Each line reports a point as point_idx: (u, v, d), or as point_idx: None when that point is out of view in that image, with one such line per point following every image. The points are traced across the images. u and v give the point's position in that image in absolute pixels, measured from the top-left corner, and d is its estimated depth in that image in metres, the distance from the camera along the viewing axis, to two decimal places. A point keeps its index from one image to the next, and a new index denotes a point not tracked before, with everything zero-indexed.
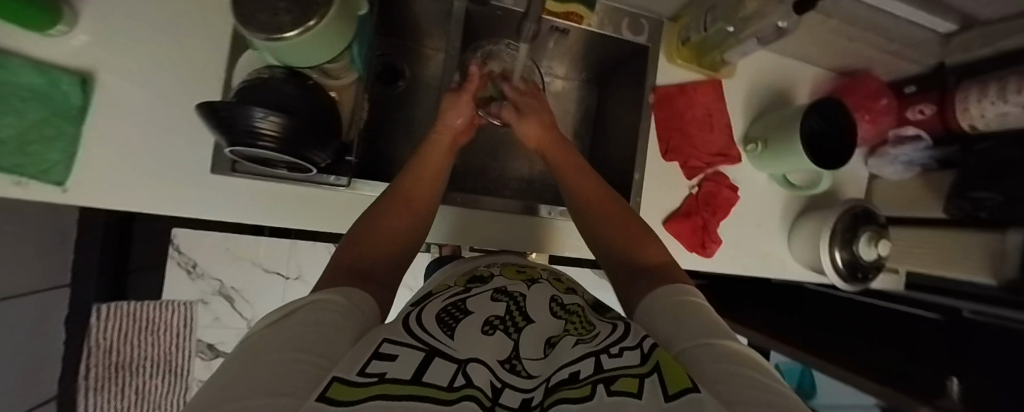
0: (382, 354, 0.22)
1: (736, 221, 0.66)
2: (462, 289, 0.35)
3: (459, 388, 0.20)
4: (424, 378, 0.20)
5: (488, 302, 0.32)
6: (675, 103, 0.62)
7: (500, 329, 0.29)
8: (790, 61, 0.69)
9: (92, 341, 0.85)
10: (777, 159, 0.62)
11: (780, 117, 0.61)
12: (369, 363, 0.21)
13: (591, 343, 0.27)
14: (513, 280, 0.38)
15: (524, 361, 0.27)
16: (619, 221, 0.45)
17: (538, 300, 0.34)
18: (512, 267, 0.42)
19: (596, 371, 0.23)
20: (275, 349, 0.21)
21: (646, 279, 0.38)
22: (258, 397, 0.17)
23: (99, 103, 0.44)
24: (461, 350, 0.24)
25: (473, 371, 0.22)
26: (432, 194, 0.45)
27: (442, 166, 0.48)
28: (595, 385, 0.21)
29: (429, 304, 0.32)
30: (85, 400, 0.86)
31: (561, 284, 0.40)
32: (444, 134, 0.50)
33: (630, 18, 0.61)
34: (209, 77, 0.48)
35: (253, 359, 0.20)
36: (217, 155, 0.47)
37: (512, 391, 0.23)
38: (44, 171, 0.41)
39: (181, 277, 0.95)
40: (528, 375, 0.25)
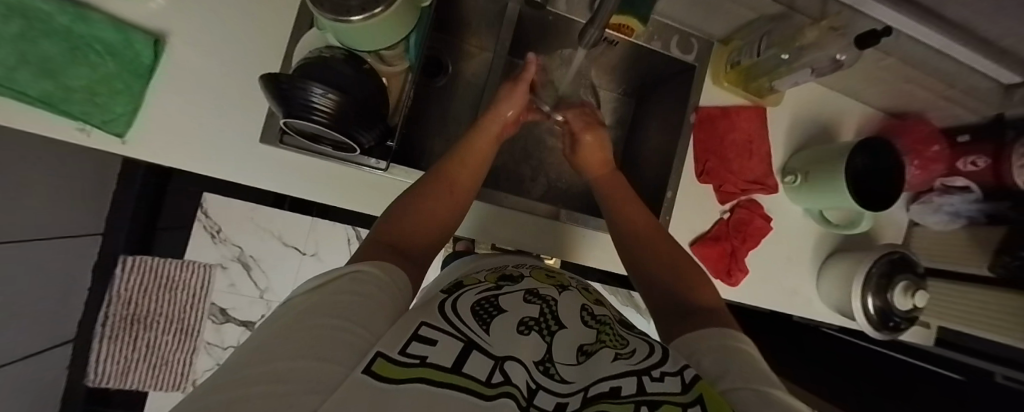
0: (422, 336, 0.22)
1: (764, 252, 0.65)
2: (494, 285, 0.34)
3: (497, 385, 0.20)
4: (465, 370, 0.20)
5: (522, 303, 0.31)
6: (717, 125, 0.62)
7: (535, 330, 0.28)
8: (839, 97, 0.67)
9: (114, 291, 0.91)
10: (817, 193, 0.60)
11: (825, 151, 0.59)
12: (410, 344, 0.20)
13: (631, 360, 0.27)
14: (543, 283, 0.36)
15: (558, 365, 0.26)
16: (672, 261, 0.44)
17: (569, 306, 0.33)
18: (542, 271, 0.40)
19: (639, 392, 0.23)
20: (318, 310, 0.21)
21: (688, 319, 0.37)
22: (305, 359, 0.17)
23: (167, 65, 0.46)
24: (496, 347, 0.24)
25: (511, 369, 0.22)
26: (472, 183, 0.45)
27: (483, 165, 0.47)
28: (638, 405, 0.21)
29: (461, 294, 0.31)
30: (103, 345, 0.92)
31: (590, 294, 0.39)
32: (494, 123, 0.50)
33: (680, 36, 0.60)
34: (269, 50, 0.50)
35: (297, 317, 0.20)
36: (268, 124, 0.49)
37: (547, 394, 0.23)
38: (106, 122, 0.43)
39: (205, 242, 0.94)
40: (563, 380, 0.25)
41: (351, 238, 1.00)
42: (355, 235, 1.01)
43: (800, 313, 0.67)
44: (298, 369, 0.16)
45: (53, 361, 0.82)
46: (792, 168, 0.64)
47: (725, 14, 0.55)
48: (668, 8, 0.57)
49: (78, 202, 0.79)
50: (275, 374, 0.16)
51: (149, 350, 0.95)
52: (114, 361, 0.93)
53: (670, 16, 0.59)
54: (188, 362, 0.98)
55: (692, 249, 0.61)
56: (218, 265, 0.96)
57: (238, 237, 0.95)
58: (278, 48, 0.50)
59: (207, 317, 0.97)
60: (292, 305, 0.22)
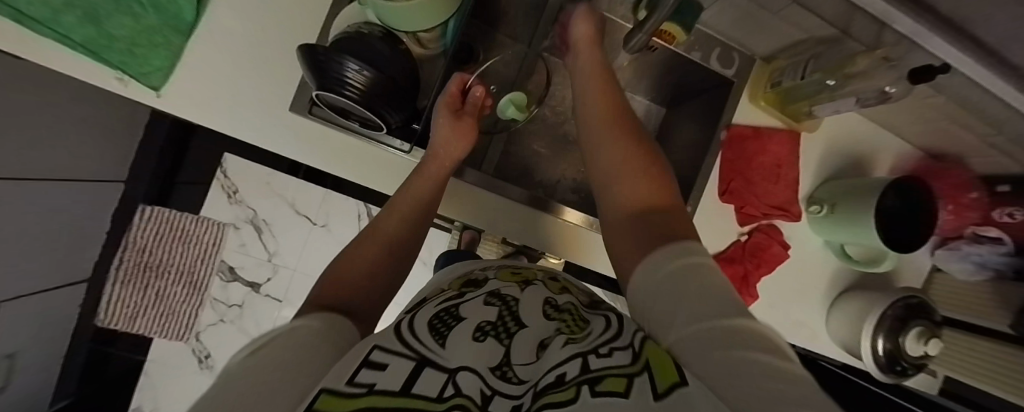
0: (373, 362, 0.21)
1: (775, 280, 0.64)
2: (455, 295, 0.35)
3: (447, 398, 0.20)
4: (414, 390, 0.20)
5: (480, 308, 0.32)
6: (747, 145, 0.60)
7: (491, 334, 0.29)
8: (878, 130, 0.65)
9: (131, 237, 0.91)
10: (841, 227, 0.59)
11: (855, 184, 0.58)
12: (359, 372, 0.20)
13: (581, 343, 0.27)
14: (507, 282, 0.37)
15: (515, 366, 0.27)
16: (635, 164, 0.40)
17: (530, 303, 0.34)
18: (509, 269, 0.41)
19: (583, 372, 0.22)
20: (256, 366, 0.21)
21: (644, 233, 0.35)
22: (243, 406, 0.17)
23: (207, 26, 0.47)
24: (451, 360, 0.24)
25: (463, 381, 0.22)
26: (416, 221, 0.44)
27: (434, 188, 0.47)
28: (581, 385, 0.20)
29: (420, 311, 0.32)
30: (114, 288, 0.94)
31: (555, 284, 0.40)
32: (437, 161, 0.48)
33: (721, 49, 0.58)
34: (309, 18, 0.50)
35: (233, 376, 0.20)
36: (299, 93, 0.49)
37: (503, 399, 0.23)
38: (143, 74, 0.44)
39: (220, 200, 0.96)
40: (518, 381, 0.26)
41: (361, 214, 1.01)
42: (365, 211, 1.02)
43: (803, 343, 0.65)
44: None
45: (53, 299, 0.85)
46: (818, 198, 0.62)
47: (772, 29, 0.53)
48: (714, 18, 0.56)
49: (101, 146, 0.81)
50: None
51: (156, 299, 0.96)
52: (124, 305, 0.95)
53: (715, 26, 0.57)
54: (193, 315, 1.00)
55: None
56: (232, 226, 0.98)
57: (253, 199, 0.97)
58: (317, 17, 0.50)
59: (216, 273, 0.99)
60: (233, 368, 0.22)
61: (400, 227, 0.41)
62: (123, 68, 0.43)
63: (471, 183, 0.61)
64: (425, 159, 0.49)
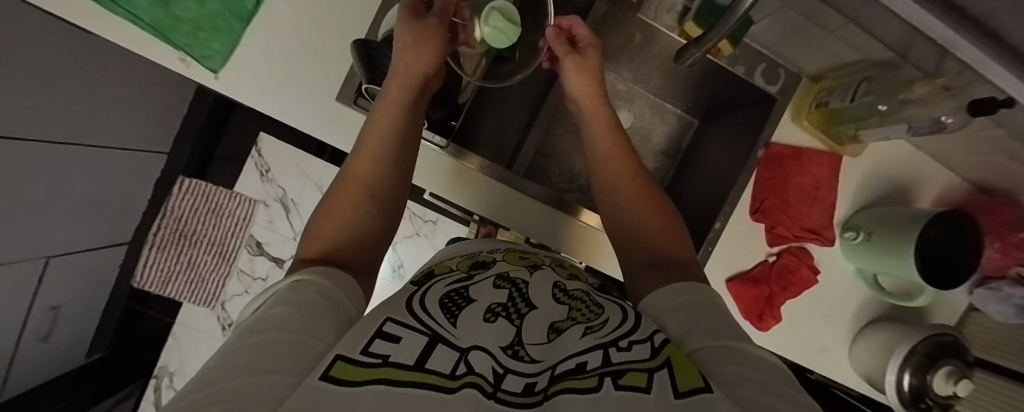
0: (386, 334, 0.23)
1: (801, 304, 0.62)
2: (464, 276, 0.35)
3: (460, 376, 0.21)
4: (427, 365, 0.21)
5: (491, 289, 0.33)
6: (787, 165, 0.58)
7: (502, 316, 0.30)
8: (925, 159, 0.62)
9: (170, 207, 0.98)
10: (877, 255, 0.57)
11: (894, 212, 0.57)
12: (373, 343, 0.21)
13: (599, 333, 0.29)
14: (515, 265, 0.39)
15: (527, 346, 0.29)
16: (645, 213, 0.43)
17: (541, 285, 0.36)
18: (515, 253, 0.43)
19: (605, 364, 0.24)
20: (270, 326, 0.22)
21: (659, 273, 0.38)
22: (265, 372, 0.18)
23: (266, 17, 0.51)
24: (463, 339, 0.26)
25: (474, 360, 0.24)
26: (380, 157, 0.39)
27: (395, 113, 0.41)
28: (602, 376, 0.23)
29: (431, 286, 0.33)
30: (152, 253, 1.01)
31: (563, 270, 0.42)
32: (395, 81, 0.42)
33: (767, 65, 0.57)
34: (360, 12, 0.53)
35: (249, 336, 0.22)
36: (347, 83, 0.53)
37: (515, 377, 0.25)
38: (204, 56, 0.49)
39: (254, 177, 1.00)
40: (531, 360, 0.27)
41: None
42: None
43: (823, 371, 0.64)
44: (267, 375, 0.18)
45: (97, 256, 0.92)
46: (855, 224, 0.61)
47: (827, 49, 0.52)
48: (764, 32, 0.54)
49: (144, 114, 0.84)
50: (233, 385, 0.17)
51: (188, 265, 1.02)
52: (159, 269, 1.02)
53: (762, 40, 0.56)
54: (220, 284, 1.04)
55: (727, 285, 0.60)
56: (262, 203, 1.01)
57: (285, 179, 1.00)
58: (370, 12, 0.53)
59: (244, 246, 1.03)
60: (247, 329, 0.23)
61: (378, 168, 0.39)
62: (188, 50, 0.48)
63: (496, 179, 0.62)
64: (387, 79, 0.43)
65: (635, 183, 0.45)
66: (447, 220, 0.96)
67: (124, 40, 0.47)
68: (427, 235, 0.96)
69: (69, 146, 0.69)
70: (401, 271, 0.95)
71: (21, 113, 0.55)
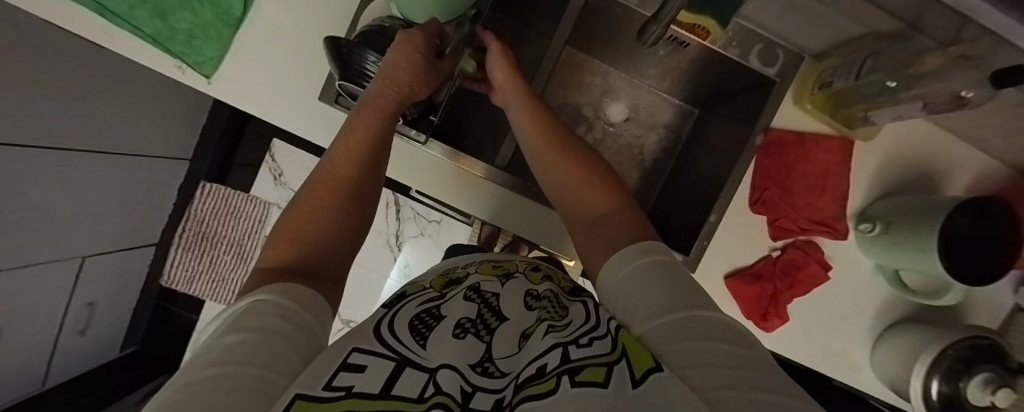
0: (350, 365, 0.21)
1: (812, 302, 0.57)
2: (437, 294, 0.32)
3: (428, 398, 0.20)
4: (393, 391, 0.19)
5: (460, 303, 0.30)
6: (788, 152, 0.54)
7: (471, 333, 0.28)
8: (954, 142, 0.56)
9: (193, 210, 1.07)
10: (901, 249, 0.51)
11: (919, 201, 0.50)
12: (336, 376, 0.20)
13: (562, 333, 0.25)
14: (488, 276, 0.35)
15: (496, 361, 0.26)
16: (570, 167, 0.41)
17: (512, 298, 0.33)
18: (491, 263, 0.39)
19: (563, 362, 0.21)
20: (226, 359, 0.21)
21: (603, 235, 0.35)
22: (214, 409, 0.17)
23: (251, 23, 0.52)
24: (432, 359, 0.23)
25: (444, 379, 0.22)
26: (358, 160, 0.40)
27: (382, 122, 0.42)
28: (561, 377, 0.19)
29: (401, 308, 0.29)
30: (178, 254, 1.09)
31: (538, 273, 0.38)
32: (387, 92, 0.43)
33: (764, 45, 0.54)
34: (342, 12, 0.54)
35: (197, 372, 0.20)
36: (326, 85, 0.54)
37: (484, 395, 0.22)
38: (198, 63, 0.52)
39: (267, 182, 1.04)
40: (500, 375, 0.25)
41: None
42: None
43: (842, 377, 0.59)
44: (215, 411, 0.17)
45: (126, 256, 0.99)
46: (871, 215, 0.55)
47: (827, 24, 0.48)
48: (758, 12, 0.51)
49: (158, 121, 0.90)
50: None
51: (209, 265, 1.09)
52: (183, 267, 1.10)
53: (757, 21, 0.52)
54: (239, 282, 1.09)
55: (725, 282, 0.56)
56: (275, 206, 1.05)
57: (297, 182, 1.04)
58: (351, 10, 0.54)
59: (260, 246, 1.07)
60: (199, 361, 0.22)
61: (354, 168, 0.40)
62: (183, 57, 0.51)
63: (503, 186, 0.60)
64: (377, 87, 0.43)
65: (598, 165, 0.41)
66: (451, 219, 0.95)
67: (129, 52, 0.51)
68: (432, 235, 0.95)
69: (99, 155, 0.75)
70: (406, 272, 0.96)
71: (46, 123, 0.60)
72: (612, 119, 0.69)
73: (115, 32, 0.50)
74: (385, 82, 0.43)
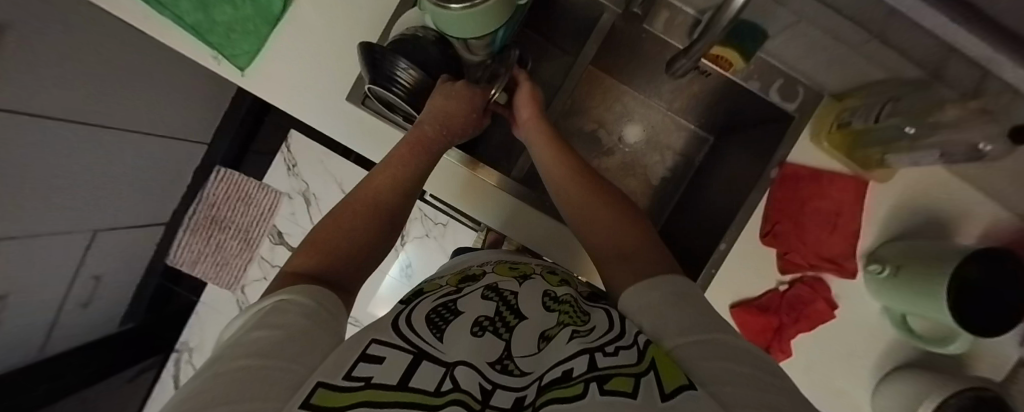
0: (369, 356, 0.22)
1: (816, 338, 0.57)
2: (452, 291, 0.33)
3: (445, 393, 0.20)
4: (411, 383, 0.20)
5: (478, 302, 0.31)
6: (802, 187, 0.55)
7: (490, 331, 0.28)
8: (967, 191, 0.56)
9: (206, 194, 1.11)
10: (909, 292, 0.51)
11: (931, 246, 0.51)
12: (356, 366, 0.21)
13: (586, 340, 0.26)
14: (504, 276, 0.36)
15: (516, 360, 0.26)
16: (595, 201, 0.42)
17: (529, 295, 0.33)
18: (506, 264, 0.40)
19: (590, 368, 0.22)
20: (251, 352, 0.22)
21: (629, 265, 0.35)
22: (245, 400, 0.18)
23: (290, 22, 0.54)
24: (449, 354, 0.24)
25: (461, 376, 0.22)
26: (396, 189, 0.44)
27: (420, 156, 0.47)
28: (587, 383, 0.20)
29: (418, 303, 0.31)
30: (186, 236, 1.12)
31: (555, 277, 0.39)
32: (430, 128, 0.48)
33: (785, 81, 0.55)
34: (377, 17, 0.55)
35: (224, 363, 0.22)
36: (355, 85, 0.55)
37: (504, 392, 0.22)
38: (233, 56, 0.53)
39: (281, 172, 1.06)
40: (520, 374, 0.25)
41: None
42: None
43: None
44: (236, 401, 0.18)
45: (137, 232, 1.01)
46: (880, 256, 0.55)
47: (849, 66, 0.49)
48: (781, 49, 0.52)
49: (180, 103, 0.92)
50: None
51: (216, 249, 1.10)
52: (190, 249, 1.12)
53: (780, 57, 0.54)
54: (243, 268, 1.09)
55: (730, 312, 0.56)
56: (286, 195, 1.07)
57: (309, 174, 1.06)
58: (386, 14, 0.55)
59: (267, 234, 1.08)
60: (224, 355, 0.23)
61: (391, 196, 0.43)
62: (221, 48, 0.53)
63: (513, 195, 0.61)
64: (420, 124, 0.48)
65: (623, 199, 0.43)
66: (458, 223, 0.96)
67: (169, 40, 0.53)
68: (437, 237, 0.97)
69: (112, 130, 0.76)
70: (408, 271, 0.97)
71: (69, 95, 0.61)
72: (628, 139, 0.70)
73: (157, 20, 0.52)
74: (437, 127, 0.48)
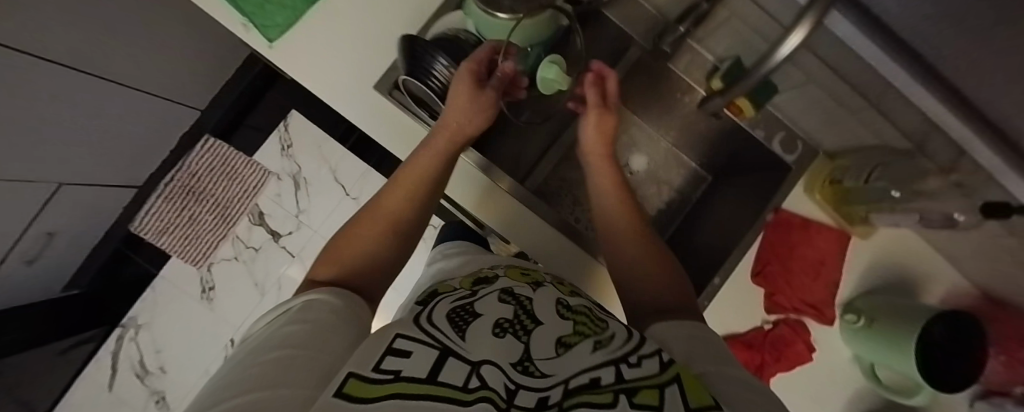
0: (396, 349, 0.22)
1: (793, 379, 0.60)
2: (467, 293, 0.33)
3: (474, 389, 0.19)
4: (439, 377, 0.19)
5: (495, 304, 0.31)
6: (792, 233, 0.59)
7: (510, 332, 0.28)
8: (932, 255, 0.62)
9: (188, 161, 1.06)
10: (881, 344, 0.54)
11: (902, 302, 0.55)
12: (384, 358, 0.20)
13: (609, 348, 0.27)
14: (519, 282, 0.37)
15: (536, 362, 0.26)
16: (633, 242, 0.46)
17: (544, 303, 0.33)
18: (518, 269, 0.41)
19: (619, 380, 0.22)
20: (286, 342, 0.22)
21: (654, 305, 0.39)
22: (278, 384, 0.18)
23: (328, 4, 0.55)
24: (473, 353, 0.24)
25: (487, 374, 0.22)
26: (409, 199, 0.44)
27: (434, 162, 0.46)
28: (618, 393, 0.20)
29: (434, 304, 0.30)
30: (158, 203, 1.06)
31: (566, 287, 0.40)
32: (443, 134, 0.47)
33: (786, 134, 0.59)
34: (417, 13, 0.56)
35: (259, 355, 0.21)
36: (386, 75, 0.55)
37: (527, 393, 0.22)
38: (264, 27, 0.53)
39: (275, 151, 1.03)
40: (541, 376, 0.24)
41: None
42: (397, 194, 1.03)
43: None
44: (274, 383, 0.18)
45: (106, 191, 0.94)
46: (856, 307, 0.59)
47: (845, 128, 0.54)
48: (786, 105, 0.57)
49: None
50: (251, 394, 0.17)
51: (187, 221, 1.04)
52: (159, 217, 1.06)
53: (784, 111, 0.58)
54: (213, 245, 1.02)
55: None
56: (275, 175, 1.02)
57: (303, 156, 1.02)
58: (427, 10, 0.56)
59: (247, 212, 1.02)
60: (255, 349, 0.22)
61: (405, 206, 0.43)
62: (252, 17, 0.53)
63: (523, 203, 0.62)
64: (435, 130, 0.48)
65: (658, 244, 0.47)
66: None
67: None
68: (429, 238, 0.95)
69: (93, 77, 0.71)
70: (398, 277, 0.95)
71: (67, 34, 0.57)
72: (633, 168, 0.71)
73: None
74: (450, 129, 0.47)
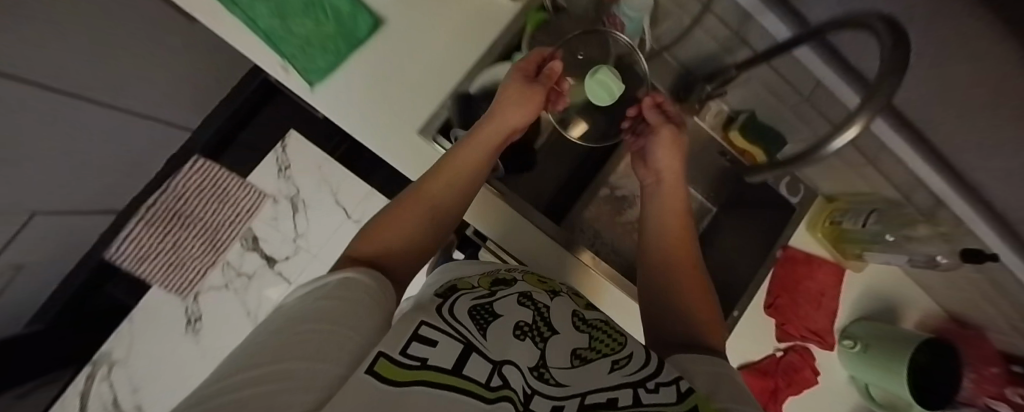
0: (423, 336, 0.22)
1: (801, 400, 0.66)
2: (486, 292, 0.33)
3: (496, 388, 0.21)
4: (464, 371, 0.21)
5: (515, 306, 0.32)
6: (800, 269, 0.65)
7: (529, 337, 0.29)
8: (909, 283, 0.70)
9: (177, 181, 0.94)
10: (875, 367, 0.62)
11: (891, 330, 0.62)
12: (411, 343, 0.21)
13: (626, 370, 0.28)
14: (537, 288, 0.38)
15: (551, 369, 0.27)
16: (688, 282, 0.49)
17: (561, 312, 0.35)
18: (535, 276, 0.42)
19: (636, 404, 0.23)
20: (317, 317, 0.23)
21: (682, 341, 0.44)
22: (301, 356, 0.19)
23: (370, 47, 0.55)
24: (493, 351, 0.25)
25: (508, 373, 0.23)
26: (454, 187, 0.46)
27: (483, 153, 0.48)
28: None
29: (456, 299, 0.30)
30: (136, 228, 0.92)
31: (580, 299, 0.42)
32: (494, 128, 0.49)
33: (791, 179, 0.66)
34: (460, 60, 0.57)
35: (287, 325, 0.22)
36: (428, 124, 0.55)
37: (542, 398, 0.23)
38: (307, 71, 0.52)
39: (270, 173, 0.86)
40: (554, 384, 0.25)
41: None
42: None
43: None
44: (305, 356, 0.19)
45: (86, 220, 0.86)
46: (852, 334, 0.66)
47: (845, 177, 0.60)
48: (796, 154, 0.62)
49: None
50: (284, 360, 0.19)
51: (172, 247, 0.88)
52: (139, 246, 0.92)
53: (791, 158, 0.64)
54: (200, 273, 0.85)
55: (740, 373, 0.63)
56: (270, 198, 0.87)
57: (303, 180, 0.86)
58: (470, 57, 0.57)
59: (240, 238, 0.86)
60: (286, 319, 0.24)
61: (449, 194, 0.45)
62: (294, 60, 0.52)
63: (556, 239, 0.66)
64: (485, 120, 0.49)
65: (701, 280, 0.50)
66: None
67: (235, 39, 0.51)
68: None
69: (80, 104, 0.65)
70: None
71: None
72: None
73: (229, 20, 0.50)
74: (502, 124, 0.49)
